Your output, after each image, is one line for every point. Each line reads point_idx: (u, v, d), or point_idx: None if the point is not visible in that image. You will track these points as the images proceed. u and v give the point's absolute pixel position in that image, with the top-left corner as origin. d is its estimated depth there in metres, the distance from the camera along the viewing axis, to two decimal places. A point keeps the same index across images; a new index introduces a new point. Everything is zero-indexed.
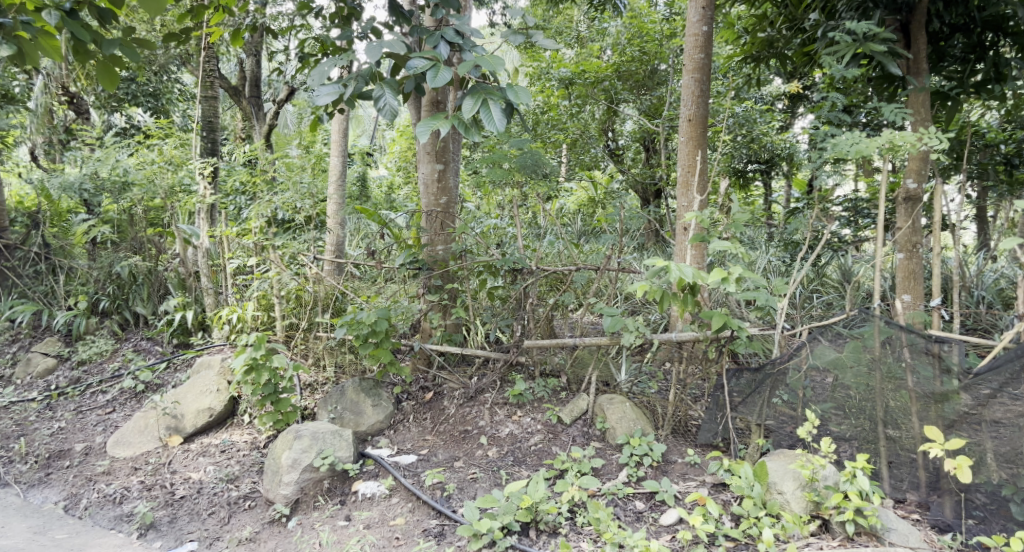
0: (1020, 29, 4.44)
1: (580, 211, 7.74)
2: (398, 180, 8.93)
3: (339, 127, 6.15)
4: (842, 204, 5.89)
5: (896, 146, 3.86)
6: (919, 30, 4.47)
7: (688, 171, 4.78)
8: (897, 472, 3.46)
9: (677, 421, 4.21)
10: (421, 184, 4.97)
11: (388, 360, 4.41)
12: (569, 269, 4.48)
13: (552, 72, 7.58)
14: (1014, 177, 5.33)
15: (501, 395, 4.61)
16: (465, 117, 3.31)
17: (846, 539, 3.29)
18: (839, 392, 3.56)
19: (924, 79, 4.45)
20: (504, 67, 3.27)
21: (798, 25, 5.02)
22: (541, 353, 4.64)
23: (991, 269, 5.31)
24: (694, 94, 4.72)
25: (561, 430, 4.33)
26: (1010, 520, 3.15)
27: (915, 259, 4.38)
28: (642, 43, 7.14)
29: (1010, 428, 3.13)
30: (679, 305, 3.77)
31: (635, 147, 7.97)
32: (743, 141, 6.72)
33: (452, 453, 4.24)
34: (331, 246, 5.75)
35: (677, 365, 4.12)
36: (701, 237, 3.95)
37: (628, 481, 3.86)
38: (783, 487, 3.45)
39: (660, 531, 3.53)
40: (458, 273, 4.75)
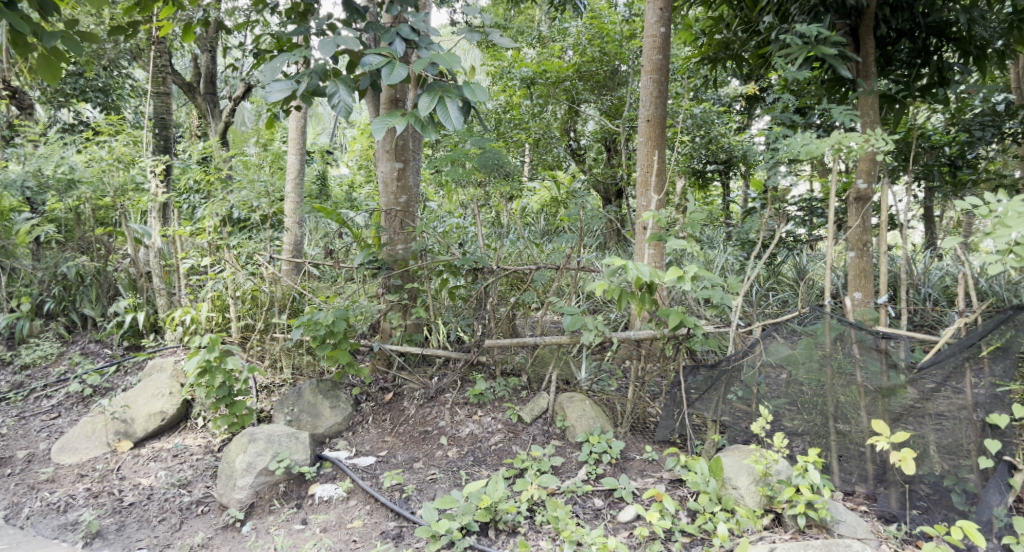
0: (963, 35, 4.57)
1: (543, 210, 7.78)
2: (359, 178, 8.90)
3: (297, 125, 6.07)
4: (797, 204, 6.06)
5: (846, 147, 3.96)
6: (867, 34, 4.60)
7: (646, 171, 4.82)
8: (847, 466, 3.54)
9: (636, 418, 4.25)
10: (380, 182, 4.94)
11: (346, 361, 4.37)
12: (530, 268, 4.49)
13: (513, 72, 7.61)
14: (958, 177, 5.53)
15: (462, 395, 4.61)
16: (421, 114, 3.28)
17: (797, 532, 3.36)
18: (793, 388, 3.64)
19: (873, 82, 4.58)
20: (460, 65, 3.26)
21: (754, 27, 5.10)
22: (501, 352, 4.64)
23: (937, 267, 5.48)
24: (652, 95, 4.76)
25: (521, 429, 4.33)
26: (951, 510, 3.25)
27: (865, 258, 4.55)
28: (603, 43, 7.19)
29: (952, 420, 3.24)
30: (636, 303, 3.82)
31: (597, 147, 8.04)
32: (701, 141, 6.85)
33: (412, 454, 4.22)
34: (289, 246, 5.73)
35: (635, 363, 4.17)
36: (658, 235, 4.00)
37: (587, 479, 3.89)
38: (738, 482, 3.52)
39: (617, 528, 3.56)
40: (418, 273, 4.72)
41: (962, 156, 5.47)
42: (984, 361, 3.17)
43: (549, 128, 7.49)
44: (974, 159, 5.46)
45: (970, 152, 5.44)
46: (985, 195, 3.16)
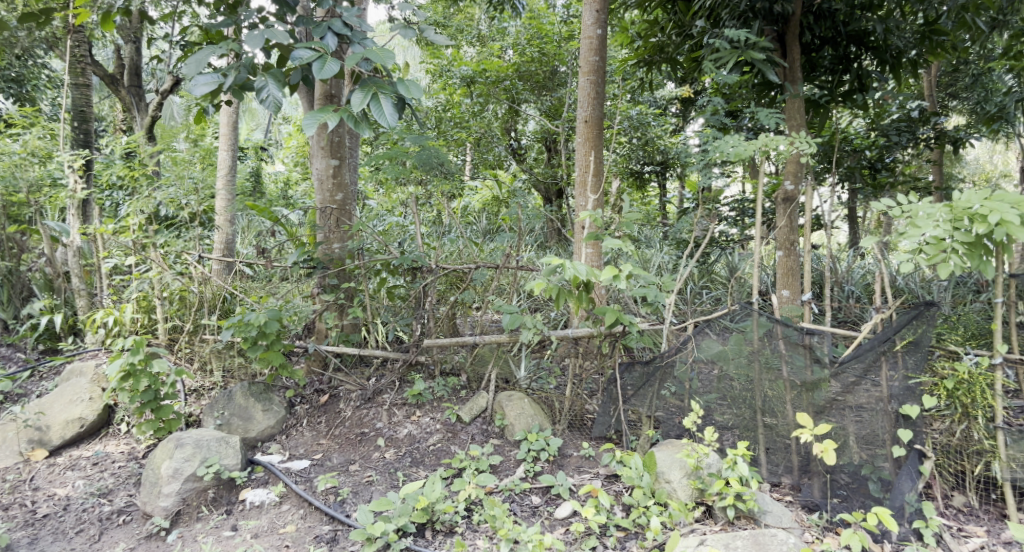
0: (881, 44, 4.79)
1: (484, 209, 7.80)
2: (295, 175, 8.78)
3: (229, 120, 5.94)
4: (730, 204, 6.33)
5: (772, 150, 4.10)
6: (793, 41, 4.80)
7: (584, 171, 4.86)
8: (774, 458, 3.66)
9: (574, 415, 4.30)
10: (315, 180, 4.85)
11: (279, 363, 4.27)
12: (469, 267, 4.48)
13: (453, 70, 7.59)
14: (878, 180, 5.77)
15: (400, 396, 4.57)
16: (354, 110, 3.24)
17: (726, 524, 3.47)
18: (724, 383, 3.74)
19: (799, 87, 4.78)
20: (394, 61, 3.24)
21: (687, 31, 5.17)
22: (440, 352, 4.62)
23: (860, 265, 5.73)
24: (590, 96, 4.81)
25: (460, 429, 4.33)
26: (868, 497, 3.38)
27: (792, 257, 4.73)
28: (542, 43, 7.22)
29: (870, 412, 3.38)
30: (574, 302, 3.86)
31: (538, 148, 8.07)
32: (638, 143, 7.02)
33: (348, 457, 4.16)
34: (219, 245, 5.61)
35: (573, 360, 4.21)
36: (595, 235, 4.04)
37: (525, 476, 3.91)
38: (670, 476, 3.60)
39: (554, 524, 3.59)
40: (355, 272, 4.64)
41: (881, 159, 5.75)
42: (899, 355, 3.33)
43: (489, 127, 7.48)
44: (891, 163, 5.73)
45: (887, 156, 5.73)
46: (898, 196, 3.32)
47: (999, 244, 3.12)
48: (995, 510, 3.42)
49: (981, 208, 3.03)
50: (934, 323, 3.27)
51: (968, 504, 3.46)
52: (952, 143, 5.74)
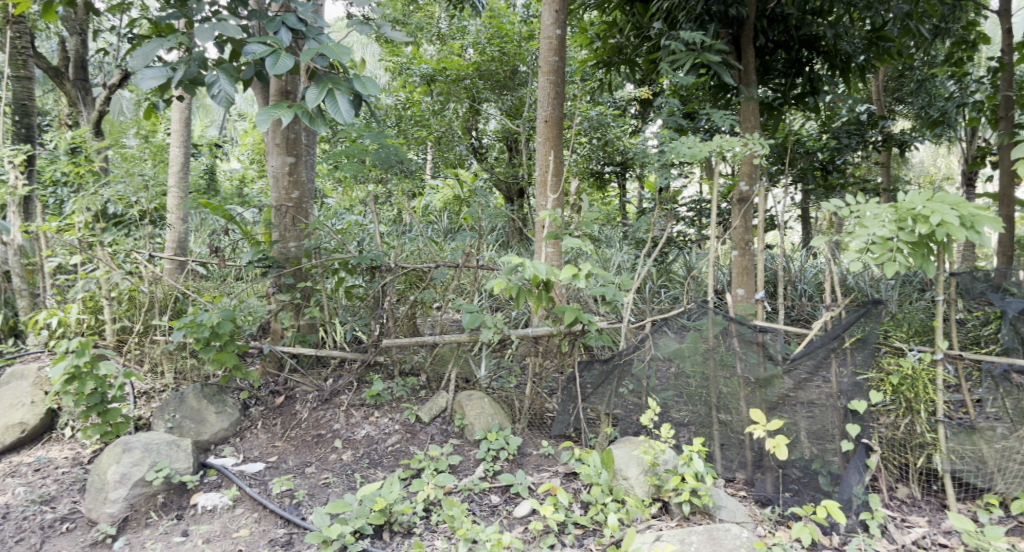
0: (831, 48, 4.93)
1: (445, 208, 7.76)
2: (251, 172, 8.61)
3: (181, 116, 5.81)
4: (688, 206, 6.52)
5: (727, 151, 4.17)
6: (747, 44, 4.89)
7: (544, 171, 4.87)
8: (728, 453, 3.73)
9: (533, 414, 4.32)
10: (271, 177, 4.77)
11: (233, 364, 4.17)
12: (428, 266, 4.45)
13: (412, 68, 7.53)
14: (829, 181, 5.91)
15: (358, 397, 4.52)
16: (309, 107, 3.20)
17: (682, 519, 3.51)
18: (680, 380, 3.79)
19: (753, 89, 4.86)
20: (350, 57, 3.19)
21: (644, 33, 5.26)
22: (399, 352, 4.59)
23: (813, 264, 5.88)
24: (550, 96, 4.82)
25: (419, 429, 4.30)
26: (818, 491, 3.44)
27: (747, 256, 4.85)
28: (502, 43, 7.21)
29: (821, 408, 3.44)
30: (534, 301, 3.87)
31: (499, 147, 8.07)
32: (598, 144, 7.10)
33: (304, 459, 4.10)
34: (172, 243, 5.48)
35: (532, 359, 4.23)
36: (555, 235, 4.04)
37: (484, 476, 3.91)
38: (628, 473, 3.63)
39: (513, 523, 3.59)
40: (311, 271, 4.58)
41: (832, 161, 5.88)
42: (848, 352, 3.40)
43: (450, 126, 7.44)
44: (842, 165, 5.86)
45: (839, 158, 5.88)
46: (847, 197, 3.41)
47: (941, 244, 3.24)
48: (936, 501, 3.53)
49: (924, 209, 3.12)
50: (881, 319, 3.37)
51: (912, 495, 3.56)
52: (899, 146, 5.93)
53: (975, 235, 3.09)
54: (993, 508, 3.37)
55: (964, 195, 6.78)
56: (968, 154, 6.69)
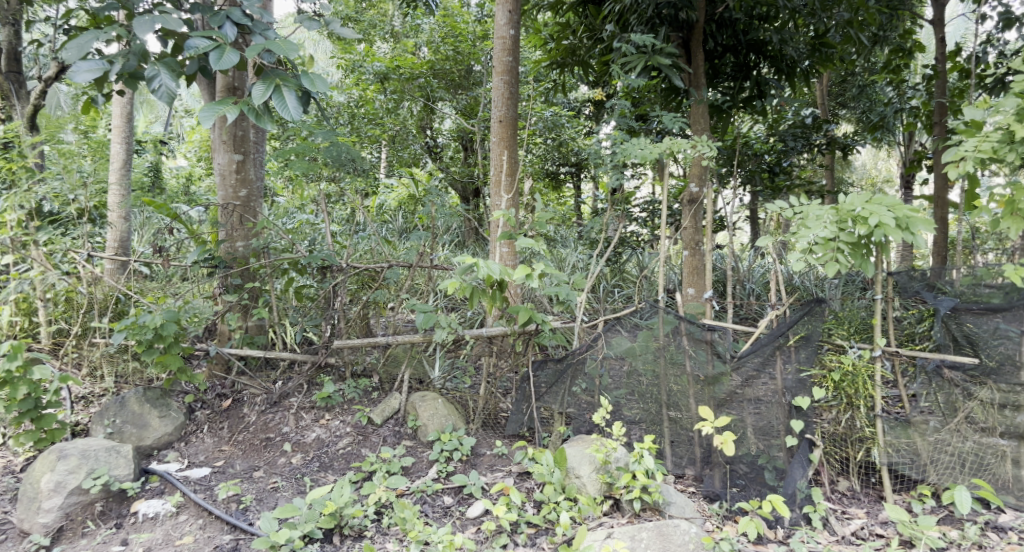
0: (777, 53, 5.07)
1: (400, 208, 7.71)
2: (198, 170, 8.40)
3: (122, 111, 5.63)
4: (641, 206, 6.62)
5: (677, 153, 4.23)
6: (696, 47, 5.00)
7: (498, 171, 4.85)
8: (678, 450, 3.79)
9: (487, 414, 4.32)
10: (217, 175, 4.67)
11: (177, 367, 4.05)
12: (381, 266, 4.40)
13: (365, 66, 7.49)
14: (776, 183, 6.06)
15: (308, 399, 4.45)
16: (255, 103, 3.13)
17: (633, 516, 3.55)
18: (633, 378, 3.83)
19: (703, 92, 4.98)
20: (298, 53, 3.14)
21: (597, 35, 5.34)
22: (352, 353, 4.54)
23: (761, 264, 6.02)
24: (504, 96, 4.81)
25: (371, 431, 4.25)
26: (764, 486, 3.51)
27: (698, 256, 5.00)
28: (456, 42, 7.18)
29: (767, 404, 3.51)
30: (488, 301, 3.86)
31: (454, 147, 8.06)
32: (553, 144, 7.14)
33: (251, 463, 4.02)
34: (113, 243, 5.31)
35: (486, 359, 4.23)
36: (509, 235, 4.02)
37: (437, 477, 3.89)
38: (580, 471, 3.65)
39: (465, 524, 3.58)
40: (259, 271, 4.50)
41: (779, 163, 6.03)
42: (791, 349, 3.48)
43: (404, 124, 7.38)
44: (788, 167, 6.02)
45: (785, 160, 6.03)
46: (791, 198, 3.50)
47: (879, 245, 3.35)
48: (874, 493, 3.64)
49: (863, 210, 3.23)
50: (823, 318, 3.46)
51: (852, 488, 3.65)
52: (842, 150, 6.13)
53: (910, 236, 3.20)
54: (925, 498, 3.48)
55: (903, 197, 7.04)
56: (906, 157, 6.94)
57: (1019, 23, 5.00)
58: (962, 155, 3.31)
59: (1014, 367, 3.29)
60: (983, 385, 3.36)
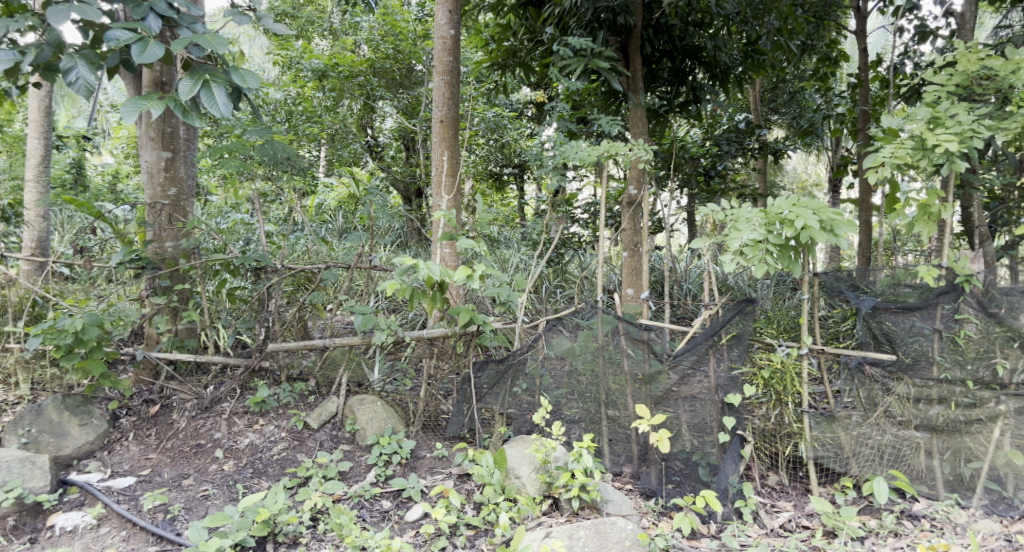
0: (711, 59, 5.22)
1: (340, 208, 7.60)
2: (125, 167, 8.08)
3: (39, 105, 5.36)
4: (584, 208, 6.71)
5: (615, 155, 4.29)
6: (634, 52, 5.10)
7: (440, 171, 4.81)
8: (615, 448, 3.85)
9: (428, 416, 4.28)
10: (144, 173, 4.50)
11: (100, 373, 3.88)
12: (318, 267, 4.32)
13: (303, 63, 7.33)
14: (711, 186, 6.21)
15: (241, 404, 4.32)
16: (182, 99, 3.03)
17: (571, 515, 3.57)
18: (573, 378, 3.86)
19: (641, 96, 5.09)
20: (227, 49, 3.05)
21: (537, 37, 5.32)
22: (287, 356, 4.43)
23: (697, 265, 6.16)
24: (445, 96, 4.78)
25: (307, 436, 4.16)
26: (698, 482, 3.59)
27: (638, 257, 5.11)
28: (396, 40, 7.02)
29: (701, 401, 3.59)
30: (428, 302, 3.82)
31: (396, 146, 7.99)
32: (495, 145, 7.14)
33: (180, 471, 3.88)
34: (31, 243, 5.07)
35: (427, 361, 4.21)
36: (449, 235, 3.98)
37: (376, 481, 3.84)
38: (520, 472, 3.66)
39: (404, 528, 3.54)
40: (189, 273, 4.37)
41: (714, 167, 6.18)
42: (724, 348, 3.55)
43: (344, 123, 7.27)
44: (723, 171, 6.18)
45: (720, 164, 6.18)
46: (724, 200, 3.58)
47: (806, 246, 3.48)
48: (801, 486, 3.75)
49: (790, 213, 3.33)
50: (754, 316, 3.52)
51: (780, 482, 3.76)
52: (774, 154, 6.32)
53: (834, 238, 3.34)
54: (848, 490, 3.61)
55: (831, 201, 7.32)
56: (834, 162, 7.23)
57: (933, 36, 5.26)
58: (881, 160, 3.46)
59: (928, 363, 3.47)
60: (900, 380, 3.51)
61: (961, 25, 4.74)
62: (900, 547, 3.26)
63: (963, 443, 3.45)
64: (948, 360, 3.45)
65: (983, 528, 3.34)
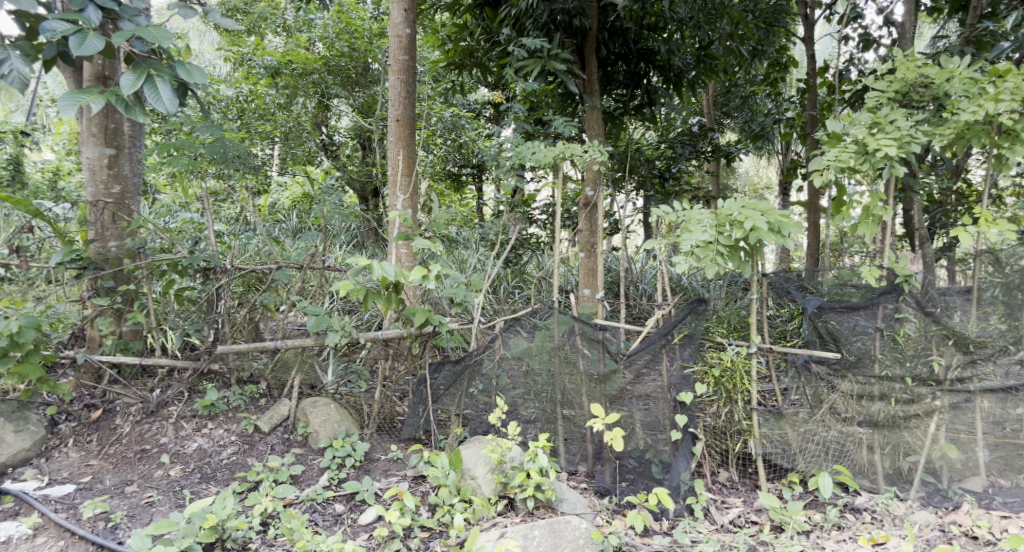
0: (665, 63, 5.29)
1: (295, 207, 7.49)
2: (67, 164, 7.80)
3: None
4: (541, 209, 6.73)
5: (569, 157, 4.33)
6: (590, 54, 5.14)
7: (395, 171, 4.77)
8: (571, 447, 3.87)
9: (383, 418, 4.24)
10: (85, 170, 4.34)
11: (37, 378, 3.74)
12: (269, 267, 4.24)
13: (255, 59, 7.20)
14: (666, 189, 6.28)
15: (189, 408, 4.21)
16: (124, 93, 2.93)
17: (526, 514, 3.57)
18: (529, 378, 3.87)
19: (596, 99, 5.12)
20: (172, 42, 2.97)
21: (494, 37, 5.29)
22: (237, 359, 4.32)
23: (652, 265, 6.23)
24: (401, 95, 4.73)
25: (258, 440, 4.07)
26: (651, 479, 3.63)
27: (594, 258, 5.12)
28: (351, 38, 6.91)
29: (655, 400, 3.62)
30: (382, 303, 3.77)
31: (352, 144, 7.96)
32: (453, 145, 7.12)
33: (123, 477, 3.76)
34: None
35: (382, 362, 4.16)
36: (405, 235, 3.95)
37: (329, 485, 3.78)
38: (475, 472, 3.65)
39: (357, 531, 3.50)
40: (134, 273, 4.25)
41: (668, 169, 6.27)
42: (676, 347, 3.60)
43: (298, 121, 7.18)
44: (676, 173, 6.30)
45: (674, 166, 6.28)
46: (677, 202, 3.64)
47: (755, 247, 3.55)
48: (751, 482, 3.83)
49: (739, 215, 3.39)
50: (706, 317, 3.59)
51: (731, 479, 3.82)
52: (726, 157, 6.45)
53: (782, 239, 3.40)
54: (795, 485, 3.69)
55: (781, 202, 7.50)
56: (783, 165, 7.40)
57: (876, 44, 5.43)
58: (826, 164, 3.55)
59: (870, 361, 3.60)
60: (845, 378, 3.61)
61: (901, 35, 4.90)
62: (843, 540, 3.36)
63: (902, 438, 3.56)
64: (888, 358, 3.58)
65: (919, 519, 3.44)
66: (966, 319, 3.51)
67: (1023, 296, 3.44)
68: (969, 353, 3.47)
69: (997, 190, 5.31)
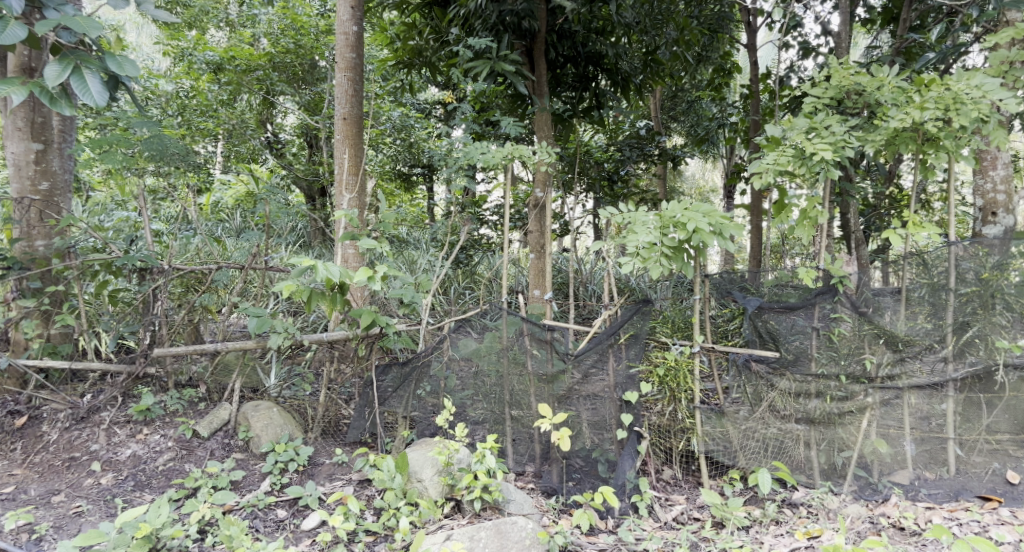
0: (612, 67, 5.35)
1: (238, 206, 7.33)
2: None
3: None
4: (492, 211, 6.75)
5: (517, 158, 4.34)
6: (539, 56, 5.14)
7: (342, 170, 4.69)
8: (518, 448, 3.87)
9: (327, 421, 4.16)
10: (10, 165, 4.14)
11: None
12: (208, 268, 4.11)
13: (196, 54, 6.99)
14: (615, 191, 6.38)
15: (123, 413, 4.05)
16: (48, 85, 2.81)
17: (472, 516, 3.55)
18: (478, 379, 3.86)
19: (545, 100, 5.12)
20: (100, 33, 2.85)
21: (443, 37, 5.26)
22: (175, 362, 4.18)
23: (600, 266, 6.29)
24: (348, 94, 4.66)
25: (197, 445, 3.94)
26: (597, 479, 3.65)
27: (543, 259, 5.14)
28: (297, 35, 6.78)
29: (601, 400, 3.65)
30: (327, 304, 3.70)
31: (298, 142, 7.81)
32: (403, 145, 7.03)
33: (50, 487, 3.61)
34: None
35: (328, 365, 4.09)
36: (350, 234, 3.88)
37: (270, 490, 3.69)
38: (422, 475, 3.62)
39: (300, 536, 3.42)
40: (64, 273, 4.09)
41: (617, 172, 6.36)
42: (622, 347, 3.63)
43: (241, 119, 6.83)
44: (625, 176, 6.37)
45: (622, 169, 6.36)
46: (622, 203, 3.68)
47: (699, 249, 3.62)
48: (693, 479, 3.90)
49: (682, 217, 3.46)
50: (650, 316, 3.65)
51: (675, 476, 3.89)
52: (672, 160, 6.56)
53: (723, 240, 3.49)
54: (735, 482, 3.77)
55: (726, 205, 7.66)
56: (728, 169, 7.58)
57: (814, 53, 5.59)
58: (765, 167, 3.66)
59: (807, 359, 3.69)
60: (783, 376, 3.70)
61: (838, 44, 5.07)
62: (781, 534, 3.44)
63: (837, 434, 3.67)
64: (823, 357, 3.68)
65: (851, 512, 3.55)
66: (896, 318, 3.66)
67: (946, 296, 3.59)
68: (898, 352, 3.62)
69: (925, 195, 5.54)
